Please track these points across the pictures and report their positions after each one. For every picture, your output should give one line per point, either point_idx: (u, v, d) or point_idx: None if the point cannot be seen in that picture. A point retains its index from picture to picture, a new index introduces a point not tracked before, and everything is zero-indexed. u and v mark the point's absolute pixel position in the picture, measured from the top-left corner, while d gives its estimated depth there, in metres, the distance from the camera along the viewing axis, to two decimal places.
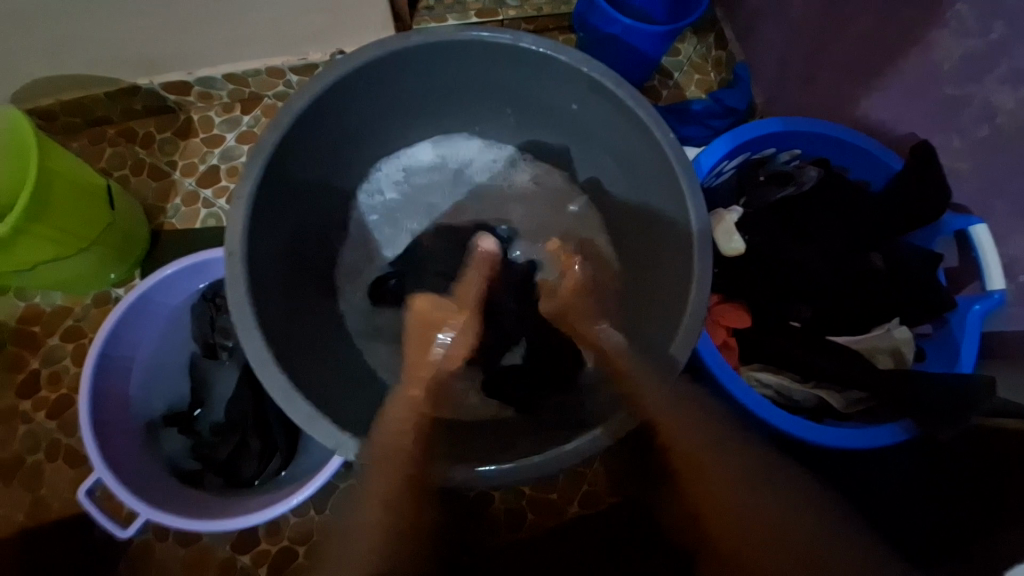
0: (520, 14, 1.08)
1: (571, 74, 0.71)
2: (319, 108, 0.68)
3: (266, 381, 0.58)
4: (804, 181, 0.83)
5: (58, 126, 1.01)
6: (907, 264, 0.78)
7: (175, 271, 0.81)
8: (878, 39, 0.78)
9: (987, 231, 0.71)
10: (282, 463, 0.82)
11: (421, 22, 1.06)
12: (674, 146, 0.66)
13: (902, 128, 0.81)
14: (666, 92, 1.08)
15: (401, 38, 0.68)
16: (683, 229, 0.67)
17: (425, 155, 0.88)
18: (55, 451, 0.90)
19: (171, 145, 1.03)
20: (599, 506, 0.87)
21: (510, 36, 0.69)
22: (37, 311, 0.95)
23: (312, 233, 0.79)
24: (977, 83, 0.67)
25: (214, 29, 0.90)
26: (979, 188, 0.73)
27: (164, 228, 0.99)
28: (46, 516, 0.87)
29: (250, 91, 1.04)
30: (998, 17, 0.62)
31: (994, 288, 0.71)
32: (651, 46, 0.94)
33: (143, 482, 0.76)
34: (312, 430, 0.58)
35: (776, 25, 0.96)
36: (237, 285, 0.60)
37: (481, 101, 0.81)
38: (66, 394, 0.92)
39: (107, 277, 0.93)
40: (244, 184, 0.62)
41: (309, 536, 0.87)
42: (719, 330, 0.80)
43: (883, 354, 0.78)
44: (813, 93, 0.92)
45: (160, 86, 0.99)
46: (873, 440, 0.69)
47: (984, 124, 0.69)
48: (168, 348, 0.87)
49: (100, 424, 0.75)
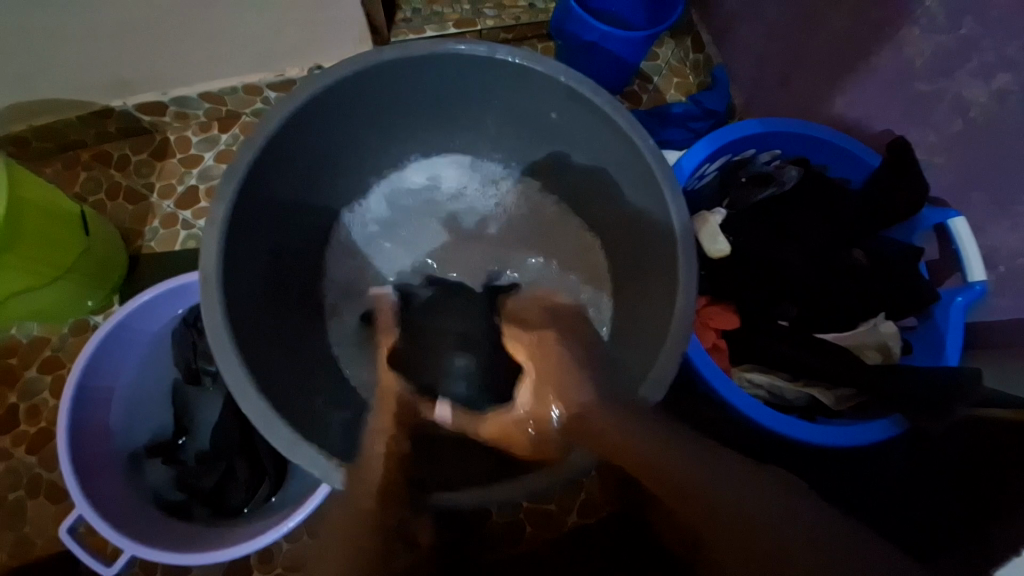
0: (498, 24, 1.08)
1: (548, 84, 0.71)
2: (294, 126, 0.68)
3: (246, 409, 0.57)
4: (785, 181, 0.84)
5: (29, 152, 0.99)
6: (890, 260, 0.79)
7: (154, 297, 0.79)
8: (852, 38, 0.79)
9: (966, 223, 0.72)
10: (271, 488, 0.80)
11: (399, 34, 1.06)
12: (653, 152, 0.66)
13: (879, 124, 0.82)
14: (646, 96, 1.09)
15: (375, 53, 0.67)
16: (666, 234, 0.67)
17: (414, 178, 0.88)
18: (36, 487, 0.87)
19: (147, 167, 1.01)
20: (598, 515, 0.87)
21: (485, 48, 0.69)
22: (14, 343, 0.92)
23: (293, 252, 0.78)
24: (949, 78, 0.69)
25: (188, 48, 0.89)
26: (956, 181, 0.74)
27: (143, 252, 0.97)
28: (29, 555, 0.84)
29: (227, 109, 1.02)
30: (966, 13, 0.63)
31: (976, 280, 0.72)
32: (629, 51, 0.94)
33: (127, 516, 0.73)
34: (294, 456, 0.57)
35: (751, 27, 0.97)
36: (214, 309, 0.59)
37: (460, 113, 0.81)
38: (45, 427, 0.89)
39: (85, 305, 0.90)
40: (218, 206, 0.61)
41: (303, 562, 0.85)
42: (709, 331, 0.80)
43: (871, 349, 0.78)
44: (790, 93, 0.93)
45: (134, 107, 0.97)
46: (864, 437, 0.70)
47: (957, 118, 0.70)
48: (151, 375, 0.85)
49: (80, 459, 0.73)
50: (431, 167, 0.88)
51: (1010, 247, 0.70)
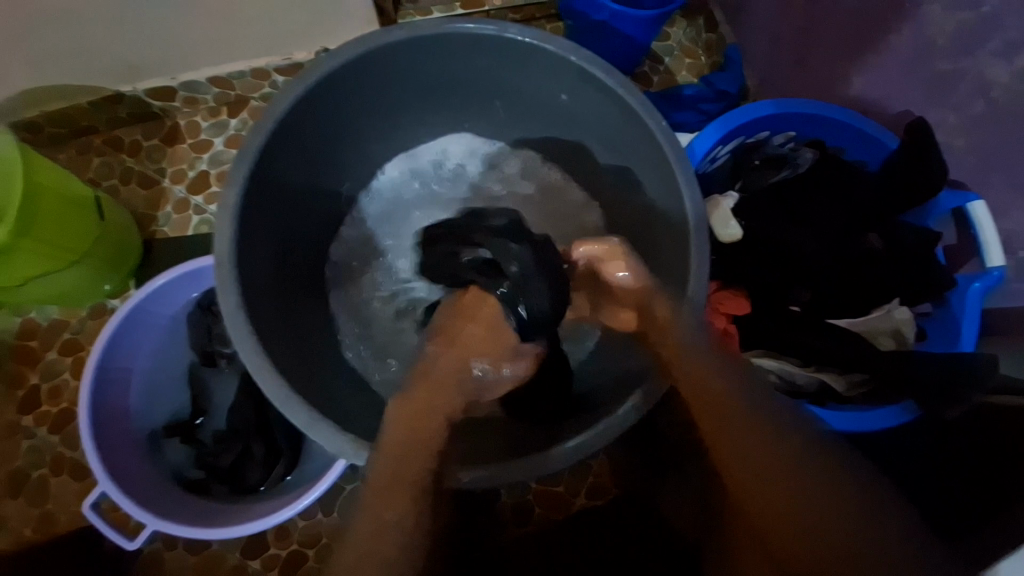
0: (505, 4, 1.06)
1: (557, 64, 0.70)
2: (304, 109, 0.68)
3: (264, 389, 0.58)
4: (800, 163, 0.82)
5: (43, 138, 1.00)
6: (907, 244, 0.77)
7: (169, 281, 0.80)
8: (871, 16, 0.77)
9: (986, 207, 0.71)
10: (287, 467, 0.82)
11: (406, 16, 1.04)
12: (663, 133, 0.66)
13: (896, 105, 0.80)
14: (657, 77, 1.07)
15: (383, 34, 0.67)
16: (677, 217, 0.67)
17: (426, 157, 0.87)
18: (59, 465, 0.90)
19: (158, 153, 1.02)
20: (606, 497, 0.88)
21: (495, 29, 0.68)
22: (33, 326, 0.95)
23: (305, 236, 0.79)
24: (971, 57, 0.66)
25: (195, 32, 0.88)
26: (976, 163, 0.72)
27: (156, 236, 0.98)
28: (56, 529, 0.88)
29: (235, 94, 1.02)
30: None
31: (994, 265, 0.70)
32: (639, 31, 0.92)
33: (149, 491, 0.76)
34: (314, 435, 0.58)
35: (766, 5, 0.94)
36: (228, 292, 0.60)
37: (468, 95, 0.80)
38: (66, 408, 0.92)
39: (101, 289, 0.92)
40: (230, 190, 0.62)
41: (318, 539, 0.87)
42: (720, 317, 0.78)
43: (885, 335, 0.78)
44: (806, 72, 0.91)
45: (144, 93, 0.97)
46: (875, 422, 0.69)
47: (979, 99, 0.68)
48: (168, 358, 0.87)
49: (104, 437, 0.76)
50: (440, 147, 0.87)
51: None
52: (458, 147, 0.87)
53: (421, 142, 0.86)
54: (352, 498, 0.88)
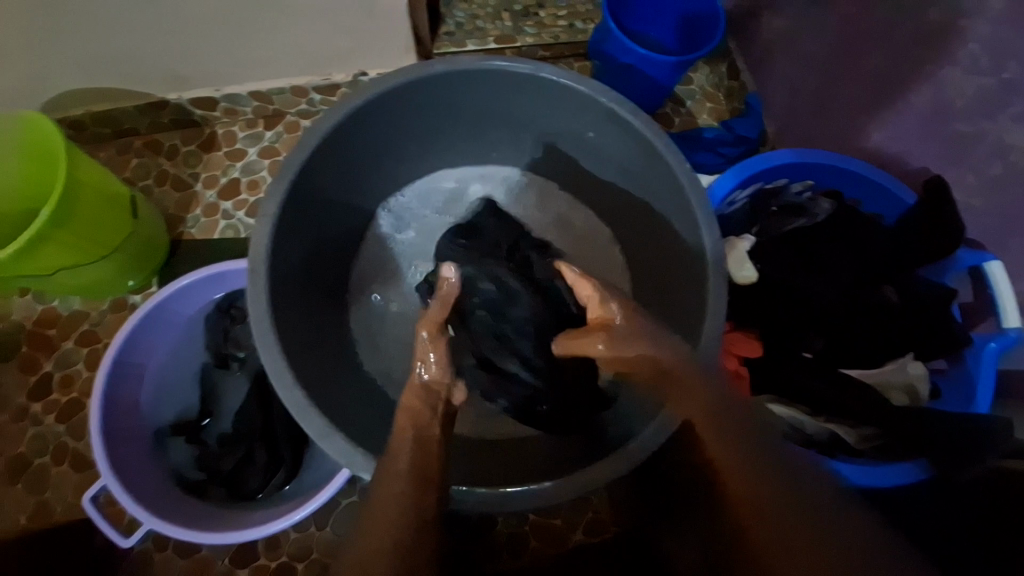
0: (537, 42, 1.11)
1: (588, 103, 0.73)
2: (346, 130, 0.71)
3: (280, 393, 0.59)
4: (818, 213, 0.83)
5: (87, 136, 1.04)
6: (921, 298, 0.77)
7: (194, 281, 0.82)
8: (892, 76, 0.79)
9: (1003, 268, 0.71)
10: (286, 477, 0.82)
11: (441, 47, 1.09)
12: (688, 176, 0.67)
13: (915, 162, 0.82)
14: (678, 120, 1.10)
15: (425, 66, 0.70)
16: (697, 258, 0.68)
17: (448, 181, 0.90)
18: (61, 455, 0.90)
19: (194, 158, 1.06)
20: (605, 534, 0.86)
21: (531, 68, 0.71)
22: (55, 315, 0.97)
23: (331, 251, 0.81)
24: (991, 121, 0.68)
25: (242, 49, 0.93)
26: (995, 224, 0.73)
27: (183, 237, 1.01)
28: (50, 520, 0.87)
29: (273, 108, 1.06)
30: (1012, 56, 0.63)
31: (1010, 326, 0.70)
32: (665, 75, 0.95)
33: (148, 490, 0.76)
34: (327, 444, 0.58)
35: (789, 59, 0.97)
36: (259, 299, 0.61)
37: (499, 126, 0.83)
38: (76, 399, 0.93)
39: (125, 284, 0.95)
40: (270, 201, 0.64)
41: (308, 553, 0.86)
42: (731, 359, 0.79)
43: (897, 390, 0.77)
44: (825, 125, 0.93)
45: (187, 101, 1.02)
46: (889, 477, 0.68)
47: (998, 161, 0.69)
48: (182, 357, 0.88)
49: (111, 431, 0.76)
50: (469, 175, 0.90)
51: None
52: (482, 173, 0.90)
53: (447, 167, 0.90)
54: (346, 513, 0.87)
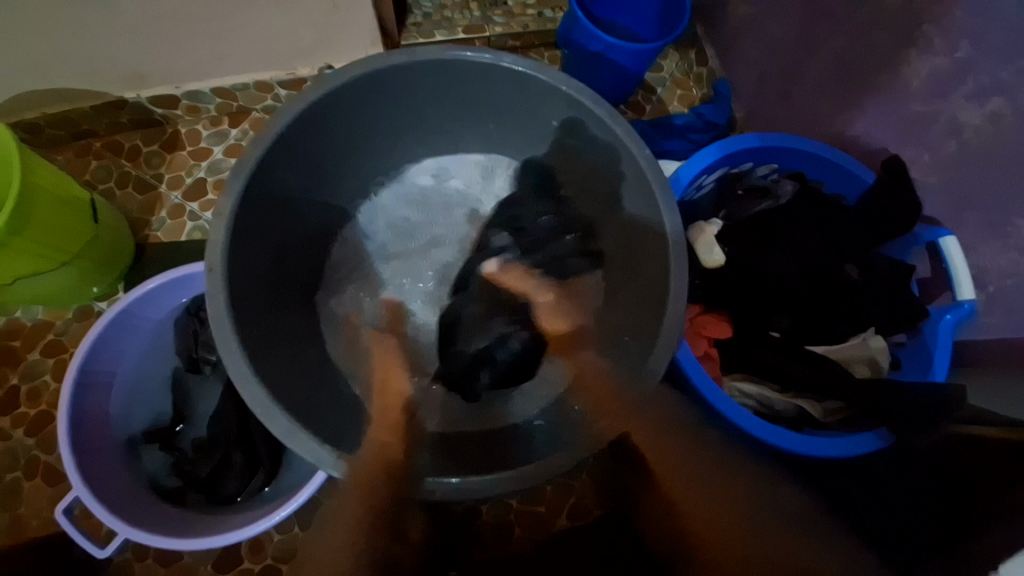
0: (506, 31, 1.10)
1: (551, 92, 0.73)
2: (304, 124, 0.70)
3: (245, 395, 0.58)
4: (781, 195, 0.86)
5: (42, 139, 1.01)
6: (882, 275, 0.80)
7: (159, 285, 0.81)
8: (852, 58, 0.81)
9: (957, 243, 0.73)
10: (265, 478, 0.81)
11: (409, 38, 1.08)
12: (648, 162, 0.68)
13: (875, 142, 0.84)
14: (649, 107, 1.11)
15: (383, 58, 0.69)
16: (659, 241, 0.69)
17: (423, 171, 0.90)
18: (33, 468, 0.88)
19: (156, 158, 1.03)
20: (588, 518, 0.87)
21: (490, 57, 0.71)
22: (18, 325, 0.94)
23: (294, 248, 0.80)
24: (945, 100, 0.70)
25: (204, 44, 0.91)
26: (950, 200, 0.75)
27: (150, 241, 0.99)
28: (24, 535, 0.86)
29: (237, 105, 1.04)
30: (963, 36, 0.65)
31: (965, 298, 0.73)
32: (633, 62, 0.96)
33: (123, 499, 0.75)
34: (293, 444, 0.58)
35: (754, 43, 0.99)
36: (218, 298, 0.60)
37: (464, 117, 0.82)
38: (45, 410, 0.91)
39: (90, 291, 0.92)
40: (226, 199, 0.63)
41: (293, 553, 0.86)
42: (701, 340, 0.82)
43: (861, 363, 0.80)
44: (790, 108, 0.95)
45: (147, 100, 0.99)
46: (851, 448, 0.71)
47: (952, 139, 0.71)
48: (153, 362, 0.86)
49: (82, 441, 0.75)
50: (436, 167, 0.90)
51: (999, 267, 0.71)
52: (457, 164, 0.90)
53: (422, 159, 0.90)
54: (330, 511, 0.87)
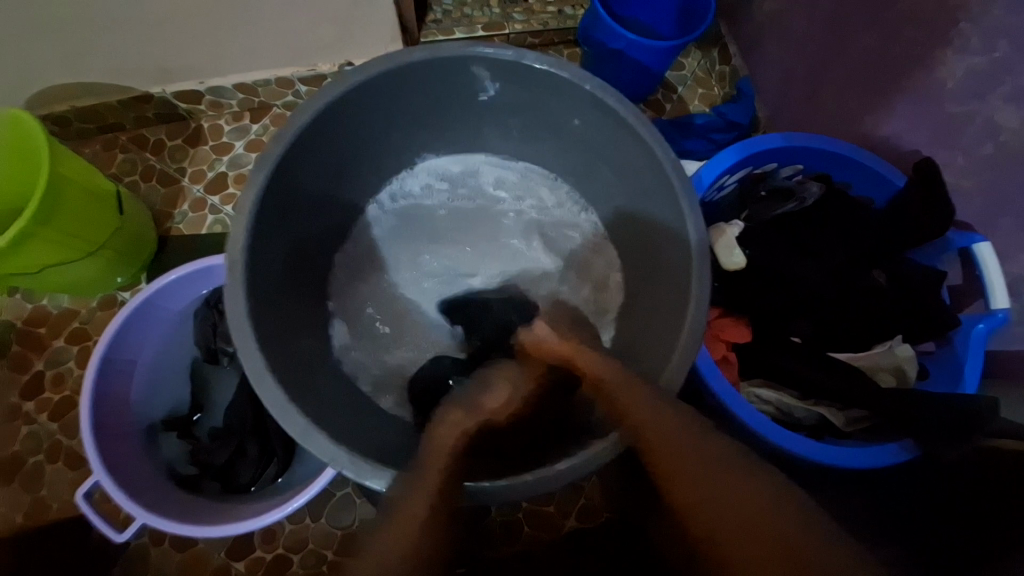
0: (526, 28, 1.09)
1: (572, 90, 0.72)
2: (326, 119, 0.70)
3: (261, 393, 0.59)
4: (806, 197, 0.83)
5: (71, 132, 1.03)
6: (911, 281, 0.78)
7: (179, 277, 0.82)
8: (882, 57, 0.78)
9: (992, 249, 0.71)
10: (278, 469, 0.82)
11: (429, 35, 1.08)
12: (672, 163, 0.67)
13: (905, 144, 0.81)
14: (669, 106, 1.09)
15: (404, 53, 0.69)
16: (681, 244, 0.68)
17: (452, 166, 0.90)
18: (56, 453, 0.91)
19: (180, 152, 1.05)
20: (598, 519, 0.87)
21: (512, 54, 0.70)
22: (44, 313, 0.96)
23: (313, 245, 0.80)
24: (981, 101, 0.68)
25: (225, 40, 0.92)
26: (983, 205, 0.73)
27: (172, 233, 1.01)
28: (45, 517, 0.88)
29: (259, 101, 1.05)
30: (1002, 35, 0.62)
31: (999, 307, 0.70)
32: (655, 61, 0.94)
33: (141, 486, 0.76)
34: (307, 443, 0.58)
35: (780, 41, 0.96)
36: (237, 292, 0.61)
37: (485, 115, 0.82)
38: (68, 396, 0.93)
39: (114, 281, 0.94)
40: (247, 192, 0.63)
41: (304, 544, 0.87)
42: (719, 344, 0.80)
43: (885, 372, 0.77)
44: (816, 109, 0.93)
45: (171, 95, 1.01)
46: (875, 460, 0.68)
47: (988, 141, 0.69)
48: (172, 353, 0.88)
49: (103, 428, 0.76)
50: (475, 165, 0.90)
51: None
52: (483, 164, 0.90)
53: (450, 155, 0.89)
54: (341, 504, 0.88)
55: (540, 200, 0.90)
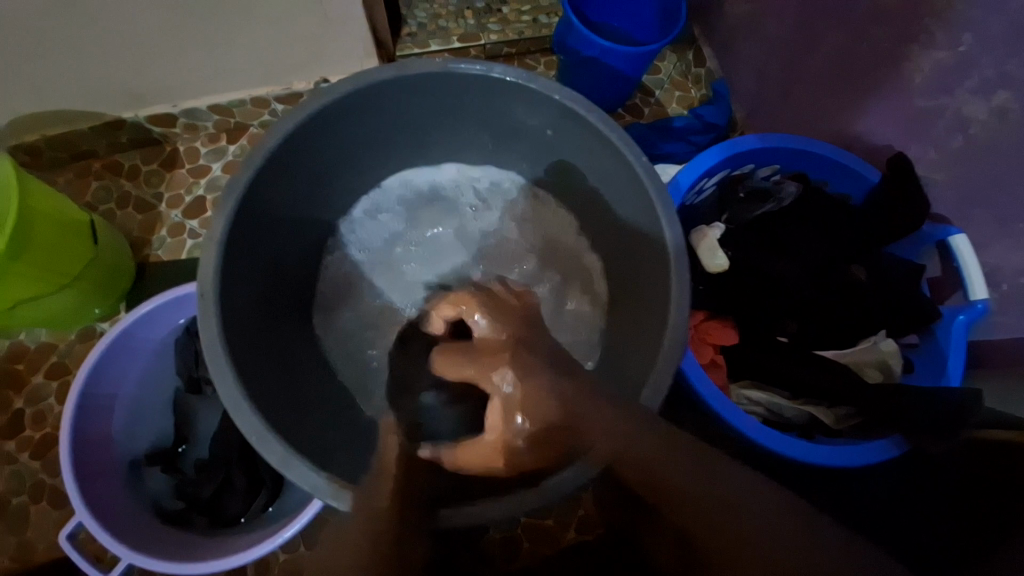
0: (501, 39, 1.09)
1: (544, 101, 0.72)
2: (296, 141, 0.69)
3: (240, 423, 0.58)
4: (783, 197, 0.84)
5: (43, 162, 1.01)
6: (890, 275, 0.78)
7: (158, 306, 0.80)
8: (852, 54, 0.79)
9: (968, 241, 0.71)
10: (268, 498, 0.81)
11: (404, 49, 1.07)
12: (645, 169, 0.67)
13: (879, 139, 0.82)
14: (647, 110, 1.10)
15: (372, 72, 0.68)
16: (659, 250, 0.67)
17: (429, 177, 0.89)
18: (39, 492, 0.88)
19: (156, 178, 1.04)
20: (596, 532, 0.87)
21: (481, 68, 0.70)
22: (22, 348, 0.94)
23: (288, 267, 0.79)
24: (950, 95, 0.68)
25: (196, 62, 0.91)
26: (958, 198, 0.73)
27: (150, 260, 0.99)
28: (31, 559, 0.86)
29: (234, 121, 1.04)
30: (966, 29, 0.63)
31: (978, 298, 0.71)
32: (629, 67, 0.95)
33: (126, 524, 0.74)
34: (287, 472, 0.57)
35: (752, 42, 0.97)
36: (210, 323, 0.60)
37: (458, 128, 0.82)
38: (50, 433, 0.91)
39: (92, 312, 0.93)
40: (217, 221, 0.62)
41: (299, 573, 0.85)
42: (706, 347, 0.80)
43: (872, 366, 0.78)
44: (791, 107, 0.93)
45: (144, 119, 0.99)
46: (864, 458, 0.69)
47: (958, 135, 0.69)
48: (153, 383, 0.86)
49: (84, 466, 0.75)
50: (451, 176, 0.89)
51: (1012, 266, 0.69)
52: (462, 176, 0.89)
53: (425, 170, 0.89)
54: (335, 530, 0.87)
55: (517, 210, 0.90)
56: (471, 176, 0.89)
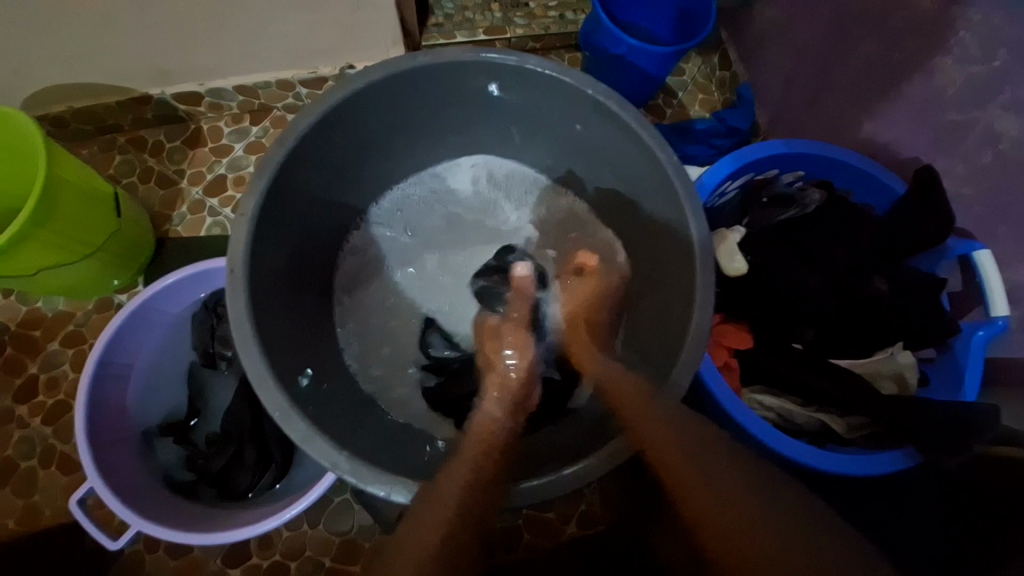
0: (527, 33, 1.09)
1: (575, 96, 0.72)
2: (327, 125, 0.70)
3: (262, 395, 0.58)
4: (807, 204, 0.83)
5: (68, 132, 1.02)
6: (910, 287, 0.78)
7: (179, 280, 0.81)
8: (883, 64, 0.79)
9: (992, 257, 0.71)
10: (276, 475, 0.82)
11: (430, 39, 1.08)
12: (674, 168, 0.67)
13: (905, 151, 0.81)
14: (669, 111, 1.09)
15: (408, 59, 0.69)
16: (684, 250, 0.67)
17: (450, 166, 0.89)
18: (49, 457, 0.89)
19: (179, 154, 1.04)
20: (597, 527, 0.87)
21: (515, 59, 0.70)
22: (38, 315, 0.95)
23: (313, 249, 0.79)
24: (981, 109, 0.68)
25: (225, 40, 0.91)
26: (983, 213, 0.73)
27: (169, 235, 1.00)
28: (37, 523, 0.87)
29: (259, 102, 1.05)
30: (1002, 44, 0.63)
31: (998, 315, 0.70)
32: (656, 67, 0.95)
33: (137, 493, 0.75)
34: (308, 448, 0.57)
35: (781, 47, 0.96)
36: (238, 297, 0.61)
37: (486, 119, 0.82)
38: (63, 399, 0.92)
39: (110, 283, 0.94)
40: (249, 198, 0.63)
41: (302, 551, 0.86)
42: (721, 350, 0.80)
43: (887, 379, 0.77)
44: (815, 115, 0.93)
45: (171, 96, 1.00)
46: (876, 467, 0.68)
47: (987, 149, 0.69)
48: (169, 356, 0.87)
49: (99, 433, 0.76)
50: (476, 168, 0.90)
51: None
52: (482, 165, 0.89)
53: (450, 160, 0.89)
54: (338, 511, 0.87)
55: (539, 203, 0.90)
56: (489, 164, 0.89)
